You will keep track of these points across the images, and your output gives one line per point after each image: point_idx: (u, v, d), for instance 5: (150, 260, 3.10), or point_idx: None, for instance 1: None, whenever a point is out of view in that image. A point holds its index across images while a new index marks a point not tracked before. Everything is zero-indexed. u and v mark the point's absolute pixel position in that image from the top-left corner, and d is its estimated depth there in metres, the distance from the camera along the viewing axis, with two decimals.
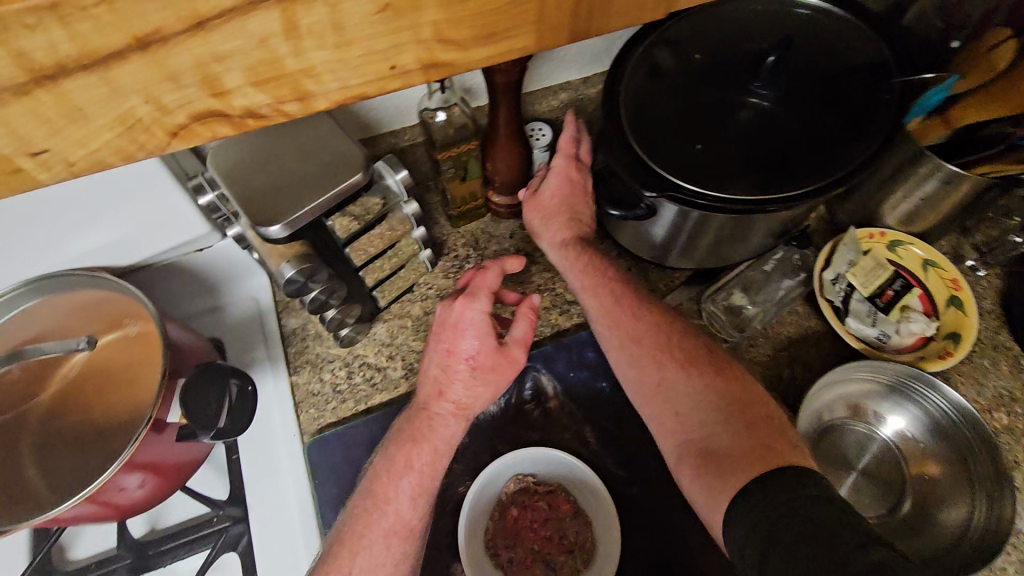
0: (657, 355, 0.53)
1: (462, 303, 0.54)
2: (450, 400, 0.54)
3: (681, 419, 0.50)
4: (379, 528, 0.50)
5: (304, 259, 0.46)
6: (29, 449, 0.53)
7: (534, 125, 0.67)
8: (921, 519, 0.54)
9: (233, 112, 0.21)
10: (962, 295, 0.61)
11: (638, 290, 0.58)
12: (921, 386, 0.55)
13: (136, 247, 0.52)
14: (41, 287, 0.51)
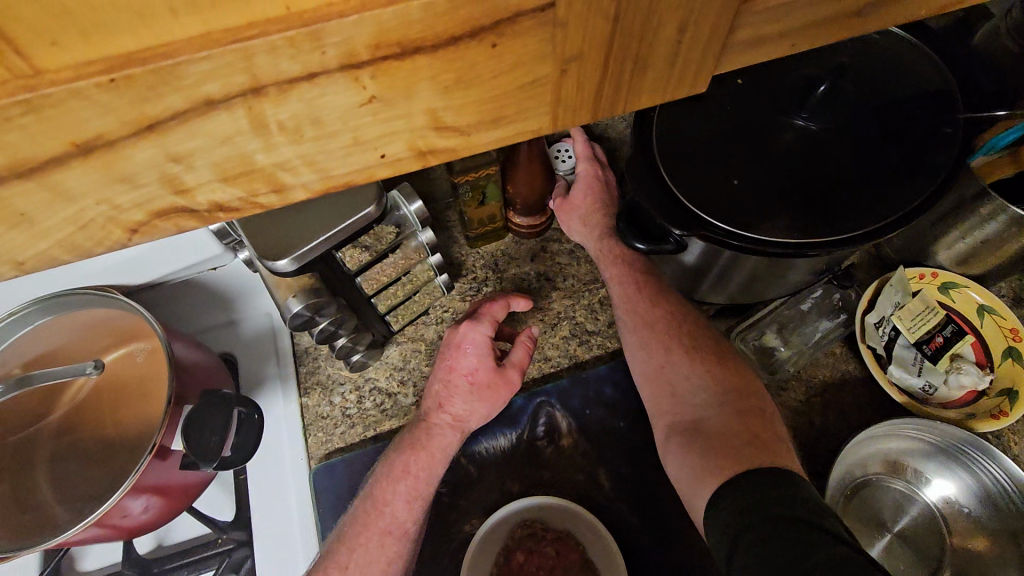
0: (664, 342, 0.53)
1: (465, 324, 0.55)
2: (448, 412, 0.53)
3: (677, 396, 0.50)
4: (374, 525, 0.49)
5: (312, 293, 0.44)
6: (44, 464, 0.53)
7: (556, 146, 0.65)
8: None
9: (202, 209, 0.16)
10: (1021, 346, 0.56)
11: (657, 285, 0.57)
12: (976, 453, 0.50)
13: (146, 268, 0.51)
14: (54, 304, 0.50)
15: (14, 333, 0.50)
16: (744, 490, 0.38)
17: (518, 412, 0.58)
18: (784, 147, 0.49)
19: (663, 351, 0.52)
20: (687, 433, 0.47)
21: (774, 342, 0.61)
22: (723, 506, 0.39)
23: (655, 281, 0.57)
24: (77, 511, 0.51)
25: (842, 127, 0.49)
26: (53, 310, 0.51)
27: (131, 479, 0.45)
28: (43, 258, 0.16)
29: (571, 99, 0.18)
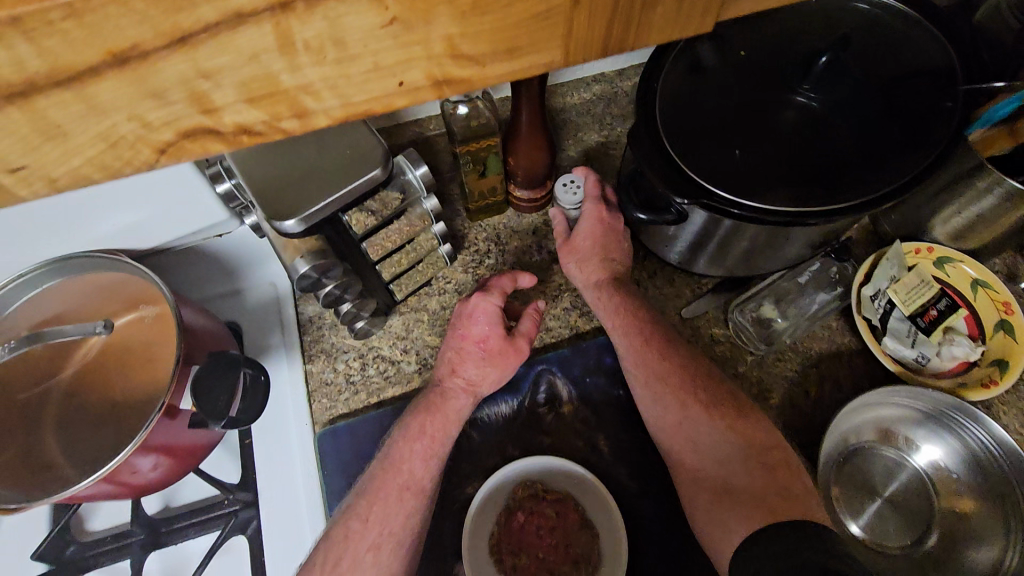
0: (679, 397, 0.52)
1: (477, 296, 0.57)
2: (461, 377, 0.55)
3: (697, 453, 0.50)
4: (390, 483, 0.50)
5: (319, 255, 0.45)
6: (53, 427, 0.54)
7: (562, 180, 0.62)
8: (948, 553, 0.51)
9: (226, 131, 0.17)
10: (1013, 320, 0.57)
11: (665, 331, 0.57)
12: (962, 418, 0.52)
13: (150, 226, 0.52)
14: (62, 269, 0.51)
15: (20, 297, 0.51)
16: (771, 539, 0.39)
17: (518, 380, 0.59)
18: (786, 124, 0.51)
19: (680, 406, 0.52)
20: (716, 494, 0.48)
21: (771, 314, 0.62)
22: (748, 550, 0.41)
23: (660, 323, 0.57)
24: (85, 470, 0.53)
25: (846, 102, 0.50)
26: (61, 275, 0.52)
27: (140, 437, 0.46)
28: (75, 176, 0.17)
29: (582, 33, 0.18)
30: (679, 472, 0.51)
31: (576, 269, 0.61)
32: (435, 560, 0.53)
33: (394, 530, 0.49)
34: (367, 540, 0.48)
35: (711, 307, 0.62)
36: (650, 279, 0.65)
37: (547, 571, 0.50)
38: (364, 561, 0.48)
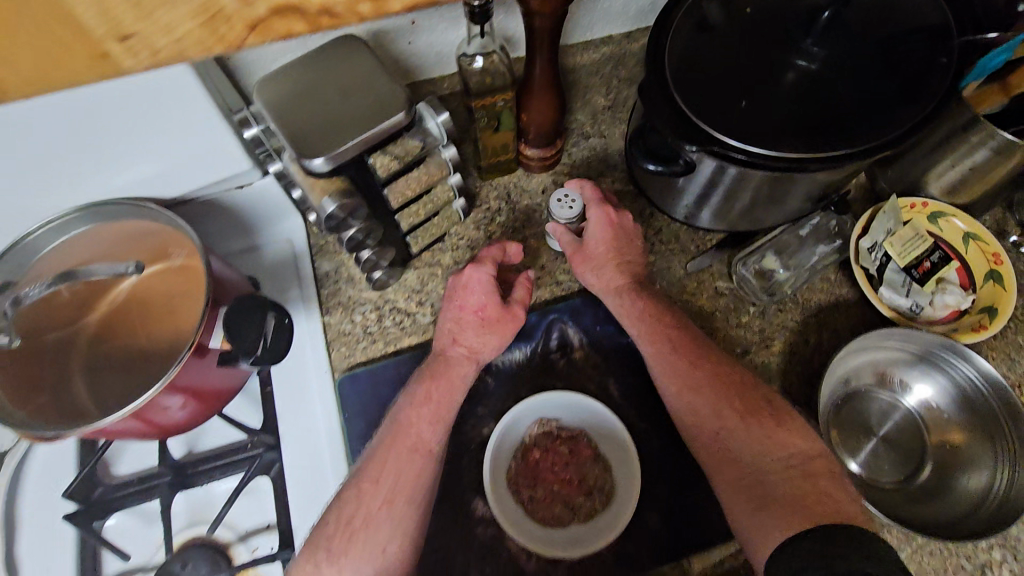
0: (711, 408, 0.52)
1: (470, 267, 0.58)
2: (462, 345, 0.56)
3: (735, 463, 0.49)
4: (399, 443, 0.52)
5: (345, 195, 0.47)
6: (79, 368, 0.56)
7: (557, 194, 0.60)
8: (943, 483, 0.54)
9: (311, 9, 0.19)
10: (1002, 270, 0.60)
11: (668, 306, 0.58)
12: (951, 356, 0.54)
13: (175, 171, 0.54)
14: (80, 218, 0.54)
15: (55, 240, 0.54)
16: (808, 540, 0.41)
17: (531, 328, 0.61)
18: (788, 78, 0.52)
19: (716, 418, 0.51)
20: (753, 496, 0.47)
21: (773, 265, 0.64)
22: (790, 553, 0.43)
23: (664, 302, 0.58)
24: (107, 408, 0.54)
25: (845, 59, 0.52)
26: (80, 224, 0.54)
27: (174, 371, 0.48)
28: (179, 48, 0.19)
29: None
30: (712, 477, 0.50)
31: (593, 278, 0.60)
32: (453, 495, 0.55)
33: (405, 486, 0.50)
34: (379, 496, 0.50)
35: (714, 261, 0.65)
36: (656, 235, 0.67)
37: (563, 502, 0.53)
38: (378, 516, 0.49)
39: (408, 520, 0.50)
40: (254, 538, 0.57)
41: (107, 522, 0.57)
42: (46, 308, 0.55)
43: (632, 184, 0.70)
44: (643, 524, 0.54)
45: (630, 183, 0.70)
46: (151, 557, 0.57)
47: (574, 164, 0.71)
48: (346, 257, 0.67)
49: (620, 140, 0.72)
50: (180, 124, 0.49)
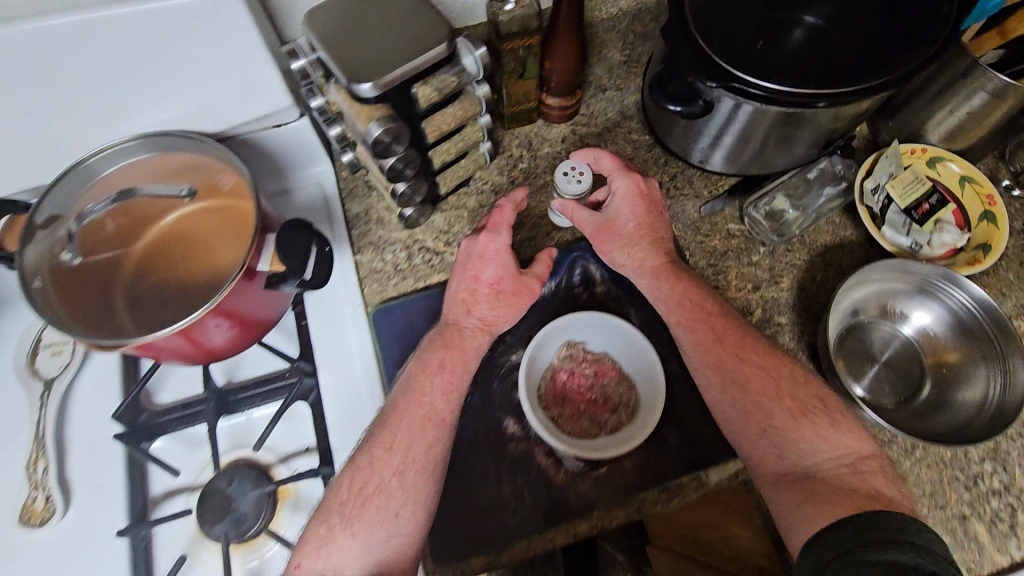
0: (765, 405, 0.53)
1: (485, 236, 0.60)
2: (477, 317, 0.58)
3: (785, 460, 0.51)
4: (413, 414, 0.54)
5: (389, 119, 0.49)
6: (122, 295, 0.57)
7: (563, 167, 0.61)
8: (940, 401, 0.58)
9: None
10: (995, 210, 0.64)
11: (681, 269, 0.60)
12: (947, 284, 0.58)
13: (221, 104, 0.57)
14: (121, 151, 0.56)
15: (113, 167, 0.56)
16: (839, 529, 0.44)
17: (555, 265, 0.65)
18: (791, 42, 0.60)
19: (765, 413, 0.53)
20: (799, 489, 0.49)
21: (783, 207, 0.68)
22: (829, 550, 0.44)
23: (679, 267, 0.61)
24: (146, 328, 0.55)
25: (843, 25, 0.60)
26: (122, 159, 0.56)
27: (226, 290, 0.51)
28: None
29: None
30: (758, 472, 0.52)
31: (621, 255, 0.61)
32: (484, 414, 0.59)
33: (418, 455, 0.52)
34: (391, 464, 0.51)
35: (726, 206, 0.69)
36: (671, 181, 0.71)
37: (589, 418, 0.57)
38: (390, 485, 0.51)
39: (418, 489, 0.51)
40: (295, 460, 0.60)
41: (154, 444, 0.60)
42: (94, 244, 0.57)
43: (648, 133, 0.73)
44: (663, 439, 0.58)
45: (646, 132, 0.73)
46: (197, 477, 0.59)
47: (593, 115, 0.74)
48: (376, 200, 0.70)
49: (635, 93, 0.75)
50: (222, 49, 0.52)
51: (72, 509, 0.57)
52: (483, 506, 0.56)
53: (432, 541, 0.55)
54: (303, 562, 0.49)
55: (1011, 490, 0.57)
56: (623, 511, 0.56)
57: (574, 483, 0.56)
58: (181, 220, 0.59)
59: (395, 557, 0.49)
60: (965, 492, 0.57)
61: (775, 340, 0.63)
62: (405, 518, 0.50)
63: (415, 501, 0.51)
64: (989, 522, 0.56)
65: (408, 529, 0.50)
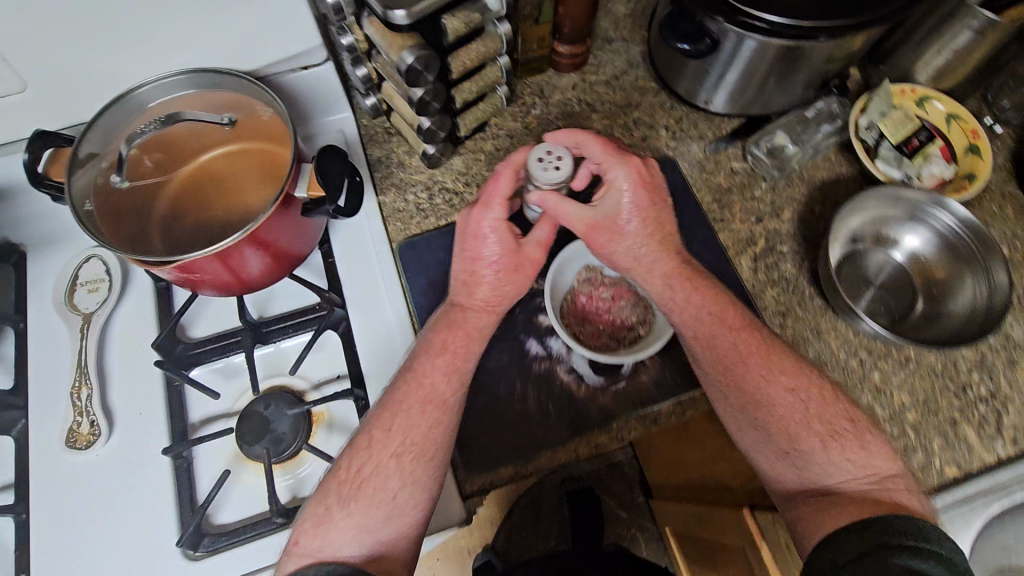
0: (793, 428, 0.53)
1: (479, 210, 0.58)
2: (480, 296, 0.58)
3: (804, 477, 0.51)
4: (413, 396, 0.53)
5: (422, 49, 0.52)
6: (159, 223, 0.59)
7: (537, 152, 0.56)
8: (933, 314, 0.63)
9: None
10: (978, 143, 0.69)
11: (692, 273, 0.59)
12: (932, 206, 0.63)
13: (254, 41, 0.60)
14: (158, 87, 0.58)
15: (155, 102, 0.60)
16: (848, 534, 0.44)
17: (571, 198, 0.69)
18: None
19: (789, 436, 0.52)
20: (816, 501, 0.49)
21: (783, 142, 0.72)
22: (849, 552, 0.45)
23: (688, 268, 0.60)
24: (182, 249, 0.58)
25: None
26: (159, 94, 0.59)
27: (268, 213, 0.55)
28: None
29: None
30: (769, 427, 0.53)
31: (623, 248, 0.60)
32: (508, 337, 0.62)
33: (417, 438, 0.52)
34: (388, 445, 0.51)
35: (729, 146, 0.73)
36: (677, 124, 0.75)
37: (608, 335, 0.62)
38: (388, 467, 0.51)
39: (417, 470, 0.51)
40: (327, 386, 0.63)
41: (193, 372, 0.63)
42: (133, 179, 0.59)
43: (654, 80, 0.77)
44: (676, 356, 0.62)
45: (652, 79, 0.77)
46: (233, 404, 0.62)
47: (601, 64, 0.78)
48: (396, 145, 0.73)
49: (641, 43, 0.79)
50: None
51: (116, 433, 0.60)
52: (510, 420, 0.59)
53: (462, 453, 0.58)
54: (300, 540, 0.49)
55: (998, 396, 0.62)
56: (641, 422, 0.60)
57: (594, 397, 0.60)
58: (214, 161, 0.62)
59: (394, 536, 0.50)
60: (956, 399, 0.62)
61: (778, 268, 0.67)
62: (403, 498, 0.50)
63: (415, 481, 0.51)
64: (977, 426, 0.61)
65: (407, 508, 0.50)
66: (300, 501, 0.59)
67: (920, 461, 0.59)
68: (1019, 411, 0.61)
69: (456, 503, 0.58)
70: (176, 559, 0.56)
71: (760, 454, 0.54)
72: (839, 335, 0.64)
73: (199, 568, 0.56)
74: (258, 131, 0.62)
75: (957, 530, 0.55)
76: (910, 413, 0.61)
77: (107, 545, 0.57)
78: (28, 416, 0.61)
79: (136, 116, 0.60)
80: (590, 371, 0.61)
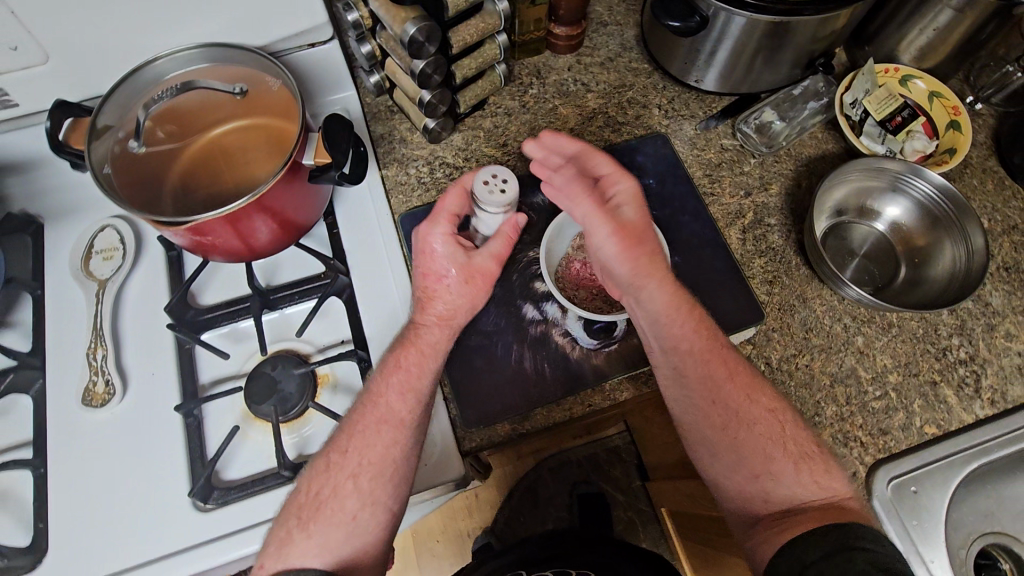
0: (767, 451, 0.56)
1: (426, 227, 0.61)
2: (434, 312, 0.60)
3: (764, 499, 0.55)
4: (368, 418, 0.56)
5: (423, 21, 0.55)
6: (171, 191, 0.61)
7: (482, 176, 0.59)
8: (916, 279, 0.66)
9: None
10: (960, 119, 0.71)
11: (689, 296, 0.60)
12: (911, 176, 0.66)
13: (264, 17, 0.63)
14: (174, 60, 0.62)
15: (172, 74, 0.63)
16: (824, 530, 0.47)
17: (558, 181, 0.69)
18: None
19: (768, 456, 0.56)
20: (777, 523, 0.52)
21: (771, 119, 0.75)
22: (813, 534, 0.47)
23: (686, 291, 0.60)
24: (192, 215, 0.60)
25: None
26: (175, 67, 0.62)
27: (274, 180, 0.57)
28: None
29: None
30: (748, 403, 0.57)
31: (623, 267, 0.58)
32: (505, 301, 0.65)
33: (372, 459, 0.54)
34: (346, 468, 0.54)
35: (718, 124, 0.76)
36: (669, 104, 0.77)
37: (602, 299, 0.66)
38: (345, 487, 0.54)
39: (376, 488, 0.54)
40: (332, 349, 0.66)
41: (203, 336, 0.66)
42: (148, 146, 0.61)
43: (647, 62, 0.80)
44: None
45: (645, 61, 0.80)
46: (242, 367, 0.65)
47: (596, 47, 0.80)
48: (398, 122, 0.76)
49: (634, 27, 0.82)
50: None
51: (130, 393, 0.63)
52: (507, 380, 0.62)
53: (462, 411, 0.61)
54: (265, 562, 0.51)
55: (977, 359, 0.64)
56: (633, 382, 0.63)
57: (588, 358, 0.63)
58: (224, 136, 0.64)
59: (355, 555, 0.53)
60: (936, 362, 0.64)
61: (765, 239, 0.70)
62: (363, 518, 0.53)
63: (374, 500, 0.54)
64: (956, 387, 0.63)
65: (367, 526, 0.53)
66: (306, 457, 0.61)
67: (902, 420, 0.62)
68: (996, 373, 0.64)
69: (456, 457, 0.59)
70: (187, 511, 0.59)
71: (749, 423, 0.57)
72: (824, 302, 0.66)
73: (208, 519, 0.59)
74: (268, 105, 0.64)
75: (932, 485, 0.60)
76: (892, 375, 0.63)
77: (122, 498, 0.59)
78: (44, 376, 0.63)
79: (151, 87, 0.62)
80: (584, 334, 0.63)
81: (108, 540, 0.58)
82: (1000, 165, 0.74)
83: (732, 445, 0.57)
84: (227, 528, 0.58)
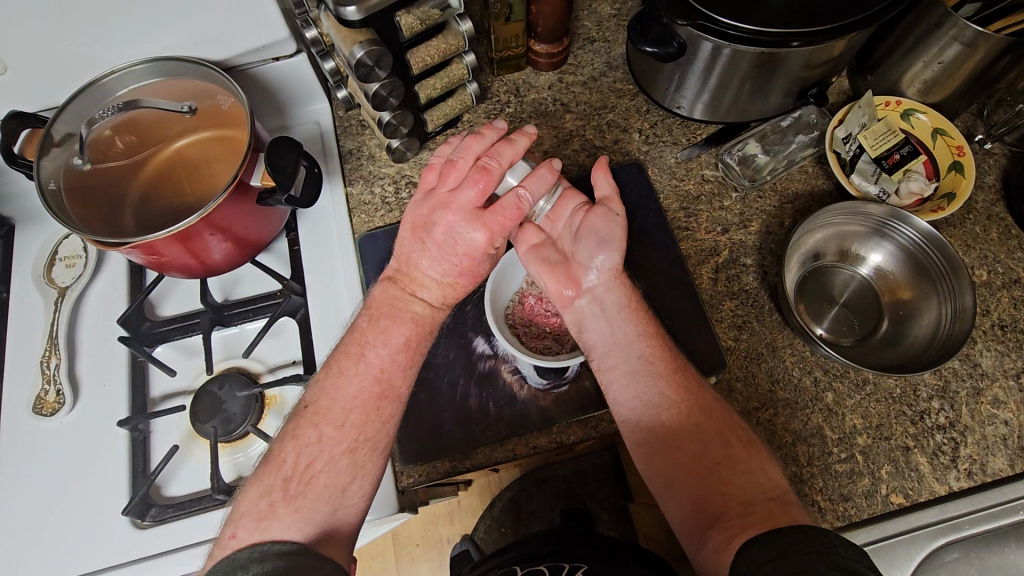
0: (714, 438, 0.51)
1: (483, 238, 0.55)
2: (421, 300, 0.58)
3: (726, 494, 0.48)
4: (366, 393, 0.53)
5: (373, 44, 0.53)
6: (131, 205, 0.60)
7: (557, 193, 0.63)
8: (896, 335, 0.61)
9: None
10: (963, 160, 0.66)
11: (650, 321, 0.59)
12: (894, 222, 0.61)
13: (223, 34, 0.61)
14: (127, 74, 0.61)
15: (127, 87, 0.62)
16: (773, 539, 0.40)
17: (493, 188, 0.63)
18: None
19: (723, 437, 0.51)
20: (727, 526, 0.45)
21: (754, 152, 0.70)
22: (753, 544, 0.41)
23: (642, 305, 0.60)
24: (144, 231, 0.58)
25: None
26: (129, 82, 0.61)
27: (222, 197, 0.56)
28: None
29: None
30: (708, 409, 0.53)
31: (594, 277, 0.60)
32: (456, 332, 0.64)
33: (370, 434, 0.52)
34: (340, 443, 0.51)
35: (702, 153, 0.72)
36: (651, 129, 0.74)
37: (553, 338, 0.65)
38: (339, 463, 0.51)
39: (368, 463, 0.52)
40: (282, 369, 0.65)
41: (156, 349, 0.66)
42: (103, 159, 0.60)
43: (632, 83, 0.76)
44: None
45: (630, 82, 0.76)
46: (191, 382, 0.65)
47: (580, 64, 0.77)
48: (368, 138, 0.75)
49: (622, 45, 0.78)
50: None
51: (80, 402, 0.63)
52: (450, 414, 0.60)
53: (401, 444, 0.59)
54: (238, 532, 0.46)
55: (956, 425, 0.60)
56: (581, 425, 0.60)
57: (536, 398, 0.60)
58: (183, 149, 0.62)
59: (338, 526, 0.50)
60: (910, 426, 0.60)
61: (739, 280, 0.66)
62: (353, 490, 0.51)
63: (365, 474, 0.52)
64: (931, 455, 0.59)
65: (351, 505, 0.51)
66: (243, 480, 0.61)
67: (866, 487, 0.58)
68: (977, 443, 0.59)
69: (391, 493, 0.59)
70: (126, 526, 0.59)
71: (699, 429, 0.52)
72: (795, 352, 0.62)
73: (144, 536, 0.58)
74: (224, 117, 0.62)
75: (893, 560, 0.55)
76: (860, 437, 0.59)
77: (64, 507, 0.60)
78: None
79: (107, 101, 0.62)
80: (533, 372, 0.61)
81: (47, 546, 0.59)
82: (1008, 213, 0.68)
83: (695, 437, 0.52)
84: (162, 547, 0.58)
